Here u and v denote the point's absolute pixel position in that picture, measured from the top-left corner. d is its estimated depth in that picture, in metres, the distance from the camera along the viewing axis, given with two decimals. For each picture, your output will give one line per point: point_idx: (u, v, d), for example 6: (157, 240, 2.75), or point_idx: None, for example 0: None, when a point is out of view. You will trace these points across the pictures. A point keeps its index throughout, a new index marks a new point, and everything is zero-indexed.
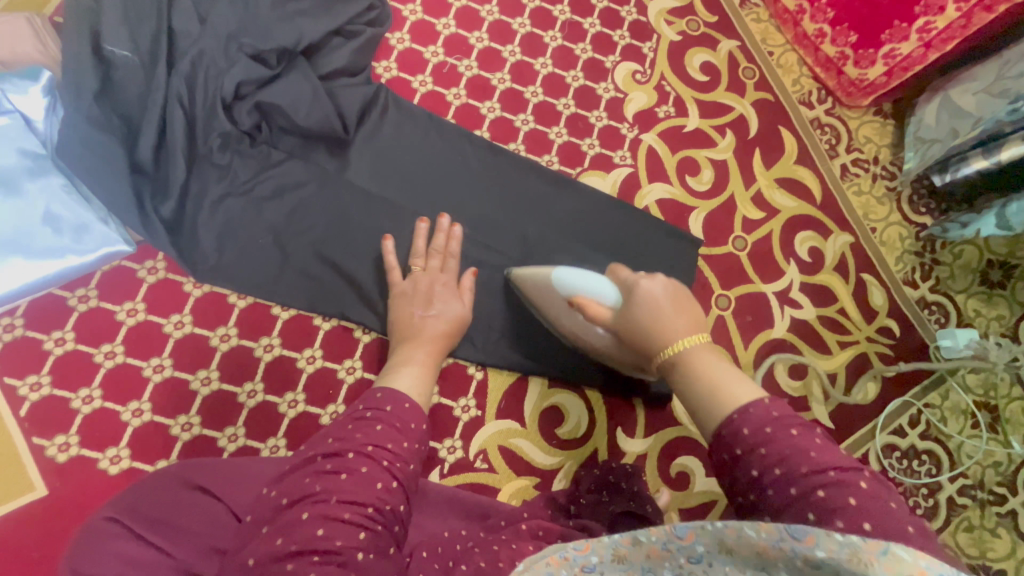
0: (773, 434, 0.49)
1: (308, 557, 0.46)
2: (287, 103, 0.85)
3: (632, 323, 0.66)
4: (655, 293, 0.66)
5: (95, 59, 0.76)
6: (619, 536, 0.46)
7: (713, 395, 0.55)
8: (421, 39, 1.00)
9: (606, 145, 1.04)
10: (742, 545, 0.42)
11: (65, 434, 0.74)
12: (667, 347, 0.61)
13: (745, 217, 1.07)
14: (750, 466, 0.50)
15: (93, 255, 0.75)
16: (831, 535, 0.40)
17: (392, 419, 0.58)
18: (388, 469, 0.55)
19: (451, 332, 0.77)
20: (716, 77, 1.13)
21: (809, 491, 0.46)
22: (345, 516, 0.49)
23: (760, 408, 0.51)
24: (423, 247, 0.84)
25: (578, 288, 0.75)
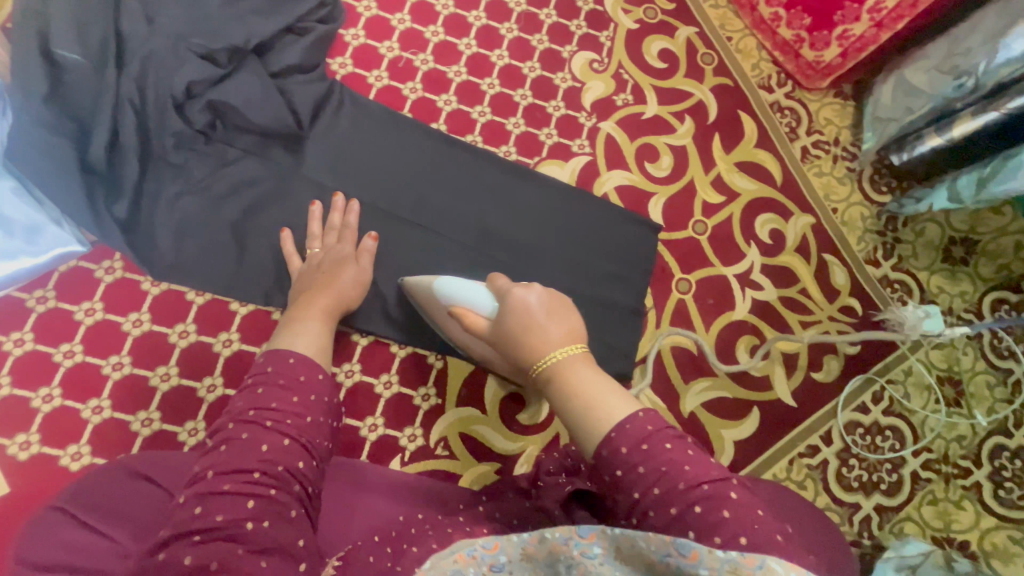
0: (648, 452, 0.52)
1: (191, 536, 0.48)
2: (239, 101, 0.86)
3: (508, 332, 0.67)
4: (527, 304, 0.67)
5: (44, 62, 0.77)
6: (527, 537, 0.55)
7: (590, 410, 0.57)
8: (377, 34, 1.01)
9: (564, 134, 1.05)
10: (634, 552, 0.50)
11: (25, 432, 0.75)
12: (545, 360, 0.62)
13: (705, 202, 1.08)
14: (632, 490, 0.52)
15: (49, 255, 0.77)
16: (713, 553, 0.46)
17: (275, 380, 0.61)
18: (270, 433, 0.57)
19: (347, 296, 0.79)
20: (674, 64, 1.14)
21: (687, 509, 0.49)
22: (225, 488, 0.52)
23: (636, 422, 0.54)
24: (319, 228, 0.86)
25: (457, 298, 0.75)
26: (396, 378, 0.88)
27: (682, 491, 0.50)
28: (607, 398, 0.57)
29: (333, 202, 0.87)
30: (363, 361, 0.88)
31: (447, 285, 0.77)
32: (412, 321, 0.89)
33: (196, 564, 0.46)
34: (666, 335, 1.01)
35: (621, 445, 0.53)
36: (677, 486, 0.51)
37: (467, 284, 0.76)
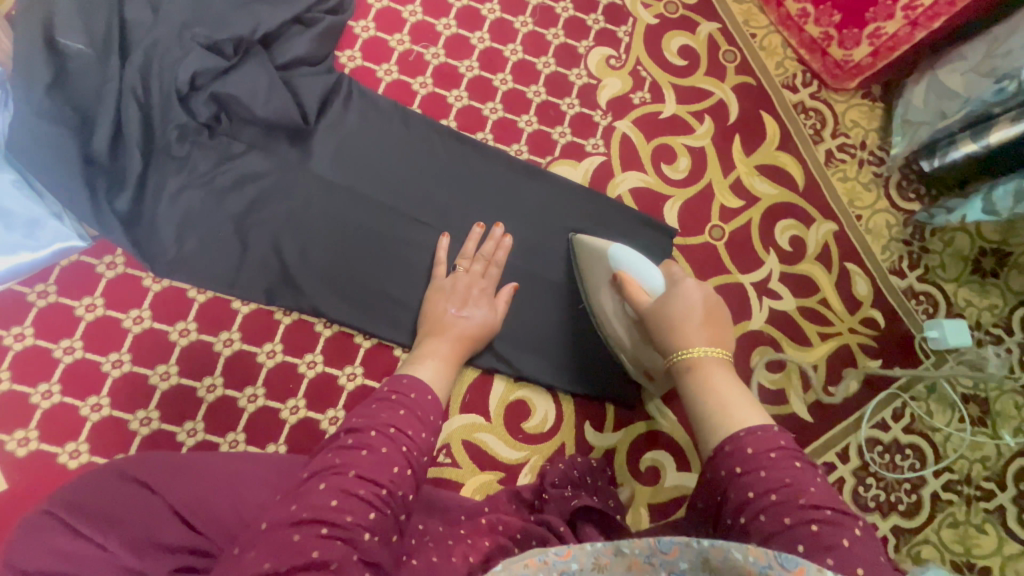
0: (775, 460, 0.52)
1: (316, 526, 0.48)
2: (245, 93, 0.84)
3: (666, 314, 0.70)
4: (694, 298, 0.70)
5: (48, 51, 0.75)
6: (600, 545, 0.48)
7: (722, 410, 0.58)
8: (387, 27, 0.98)
9: (579, 133, 1.01)
10: (727, 567, 0.44)
11: (25, 428, 0.74)
12: (687, 350, 0.65)
13: (723, 206, 1.04)
14: (747, 490, 0.51)
15: (48, 250, 0.75)
16: (824, 572, 0.42)
17: (415, 407, 0.62)
18: (404, 456, 0.57)
19: (474, 337, 0.80)
20: (695, 61, 1.10)
21: (801, 524, 0.47)
22: (358, 492, 0.52)
23: (768, 432, 0.54)
24: (472, 250, 0.87)
25: (626, 267, 0.80)
26: None
27: (802, 506, 0.48)
28: (739, 405, 0.58)
29: (491, 231, 0.88)
30: (366, 363, 0.85)
31: (623, 254, 0.82)
32: (514, 342, 0.89)
33: (319, 560, 0.46)
34: None
35: (748, 446, 0.53)
36: (797, 500, 0.48)
37: (642, 264, 0.80)
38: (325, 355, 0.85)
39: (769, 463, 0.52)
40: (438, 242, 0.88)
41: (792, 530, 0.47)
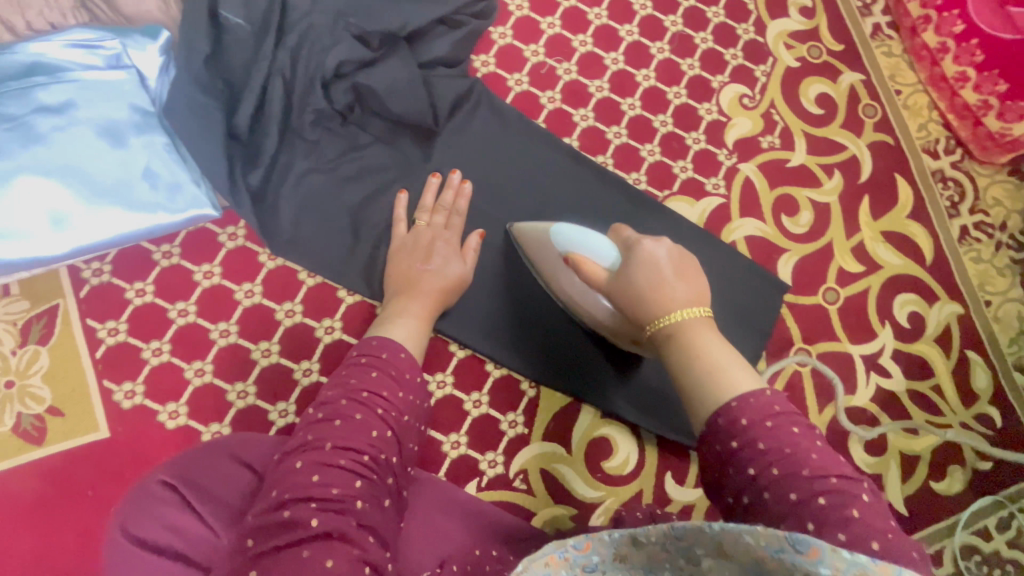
0: (773, 430, 0.48)
1: (306, 503, 0.51)
2: (383, 87, 0.84)
3: (632, 280, 0.64)
4: (656, 255, 0.65)
5: (210, 23, 0.77)
6: (618, 534, 0.44)
7: (711, 378, 0.53)
8: (524, 36, 0.96)
9: (701, 170, 0.97)
10: (741, 552, 0.40)
11: (132, 381, 0.76)
12: (664, 317, 0.60)
13: (841, 269, 0.98)
14: (748, 465, 0.48)
15: (183, 216, 0.74)
16: (838, 552, 0.36)
17: (387, 367, 0.64)
18: (380, 418, 0.60)
19: (446, 290, 0.78)
20: (832, 111, 1.04)
21: (811, 499, 0.44)
22: (341, 463, 0.55)
23: (761, 398, 0.50)
24: (430, 202, 0.84)
25: (572, 247, 0.73)
26: (486, 399, 0.84)
27: (807, 478, 0.45)
28: (730, 369, 0.53)
29: (450, 178, 0.84)
30: (456, 374, 0.84)
31: (563, 233, 0.75)
32: (544, 349, 0.85)
33: (320, 530, 0.49)
34: None
35: (741, 417, 0.49)
36: (800, 472, 0.46)
37: (586, 235, 0.73)
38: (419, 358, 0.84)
39: (767, 434, 0.48)
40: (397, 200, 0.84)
41: (799, 507, 0.44)
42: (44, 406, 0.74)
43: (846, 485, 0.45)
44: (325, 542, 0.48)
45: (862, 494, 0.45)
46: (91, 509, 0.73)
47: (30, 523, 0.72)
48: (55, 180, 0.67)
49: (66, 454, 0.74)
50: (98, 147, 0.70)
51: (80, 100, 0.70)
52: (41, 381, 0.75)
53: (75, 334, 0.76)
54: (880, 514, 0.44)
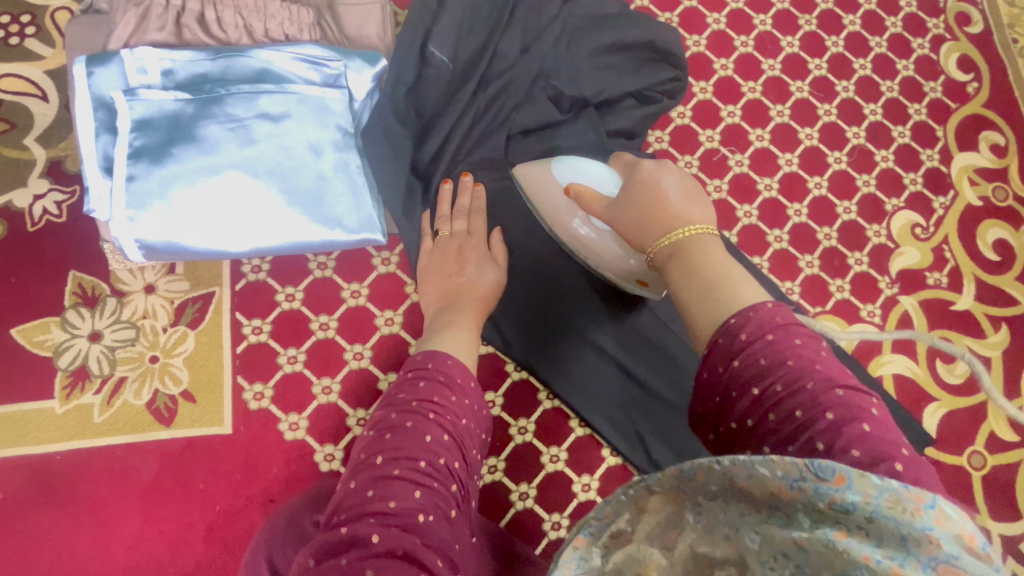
0: (776, 343, 0.42)
1: (364, 519, 0.44)
2: (563, 147, 0.82)
3: (633, 204, 0.56)
4: (659, 176, 0.56)
5: (419, 57, 0.78)
6: (633, 489, 0.38)
7: (713, 289, 0.47)
8: (703, 120, 0.95)
9: (858, 293, 0.92)
10: (758, 489, 0.34)
11: (263, 383, 0.77)
12: (665, 236, 0.52)
13: (993, 433, 0.89)
14: (748, 385, 0.42)
15: (355, 237, 0.74)
16: (867, 477, 0.32)
17: (436, 376, 0.58)
18: (435, 423, 0.53)
19: (487, 301, 0.73)
20: (1010, 260, 0.96)
21: (816, 415, 0.39)
22: (397, 473, 0.48)
23: (762, 313, 0.44)
24: (448, 209, 0.78)
25: (576, 179, 0.69)
26: (596, 484, 0.79)
27: (812, 391, 0.40)
28: (738, 281, 0.47)
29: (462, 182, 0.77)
30: (571, 451, 0.80)
31: (566, 166, 0.72)
32: (660, 444, 0.78)
33: (381, 548, 0.42)
34: None
35: (741, 332, 0.43)
36: (806, 387, 0.40)
37: (586, 169, 0.70)
38: (537, 425, 0.81)
39: (769, 349, 0.42)
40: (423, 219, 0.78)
41: (807, 426, 0.39)
42: (180, 388, 0.75)
43: (852, 399, 0.39)
44: (389, 560, 0.41)
45: (870, 408, 0.39)
46: (199, 502, 0.73)
47: (142, 503, 0.72)
48: (260, 182, 0.70)
49: (188, 441, 0.74)
50: (301, 160, 0.71)
51: (295, 113, 0.71)
52: (182, 364, 0.76)
53: (223, 325, 0.78)
54: (891, 427, 0.39)
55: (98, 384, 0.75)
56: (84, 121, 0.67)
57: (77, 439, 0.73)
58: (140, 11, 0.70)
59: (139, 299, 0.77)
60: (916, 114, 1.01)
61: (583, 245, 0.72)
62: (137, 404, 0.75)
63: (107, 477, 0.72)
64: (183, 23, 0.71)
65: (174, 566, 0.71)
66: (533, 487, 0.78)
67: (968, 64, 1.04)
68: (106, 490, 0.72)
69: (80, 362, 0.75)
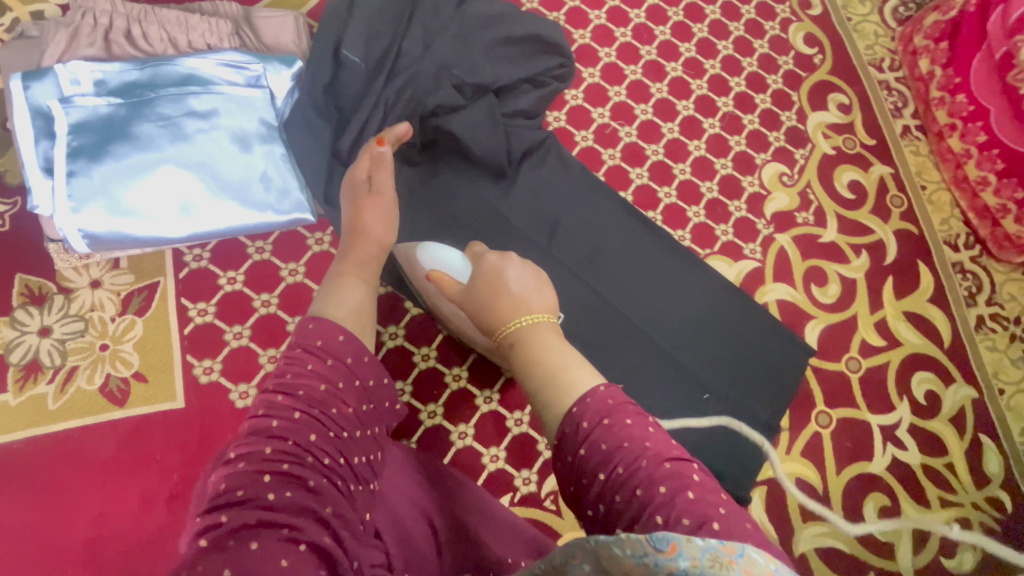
0: (610, 426, 0.52)
1: (217, 508, 0.45)
2: (468, 128, 0.94)
3: (481, 292, 0.71)
4: (499, 267, 0.73)
5: (334, 60, 0.88)
6: None
7: (552, 379, 0.58)
8: (593, 100, 1.09)
9: (740, 235, 1.07)
10: (614, 567, 0.42)
11: (212, 359, 0.84)
12: (510, 324, 0.66)
13: (864, 341, 1.05)
14: (598, 469, 0.51)
15: (286, 217, 0.84)
16: (692, 541, 0.42)
17: (294, 351, 0.58)
18: (286, 404, 0.53)
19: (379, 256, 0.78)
20: (862, 197, 1.14)
21: (652, 487, 0.47)
22: (245, 463, 0.48)
23: (597, 398, 0.54)
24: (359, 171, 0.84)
25: (436, 265, 0.81)
26: (527, 419, 0.90)
27: (646, 468, 0.49)
28: (575, 372, 0.58)
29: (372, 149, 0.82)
30: (502, 392, 0.90)
31: (428, 251, 0.83)
32: None
33: (234, 525, 0.43)
34: (794, 463, 0.97)
35: (582, 420, 0.53)
36: (642, 466, 0.49)
37: (444, 252, 0.82)
38: (470, 372, 0.91)
39: (606, 432, 0.52)
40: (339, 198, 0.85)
41: (646, 499, 0.47)
42: (131, 370, 0.81)
43: (676, 468, 0.49)
44: (243, 532, 0.43)
45: (692, 474, 0.49)
46: (157, 474, 0.78)
47: (102, 479, 0.77)
48: (190, 172, 0.78)
49: (144, 419, 0.80)
50: (228, 150, 0.80)
51: (222, 110, 0.80)
52: (132, 348, 0.82)
53: (169, 311, 0.85)
54: (712, 491, 0.48)
55: (50, 374, 0.80)
56: (22, 129, 0.74)
57: (33, 427, 0.78)
58: (70, 31, 0.78)
59: (86, 293, 0.83)
60: (773, 83, 1.18)
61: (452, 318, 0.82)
62: (90, 389, 0.80)
63: (65, 459, 0.77)
64: (111, 39, 0.79)
65: (137, 534, 0.76)
66: (471, 427, 0.88)
67: (812, 40, 1.24)
68: (64, 471, 0.77)
69: (32, 356, 0.80)
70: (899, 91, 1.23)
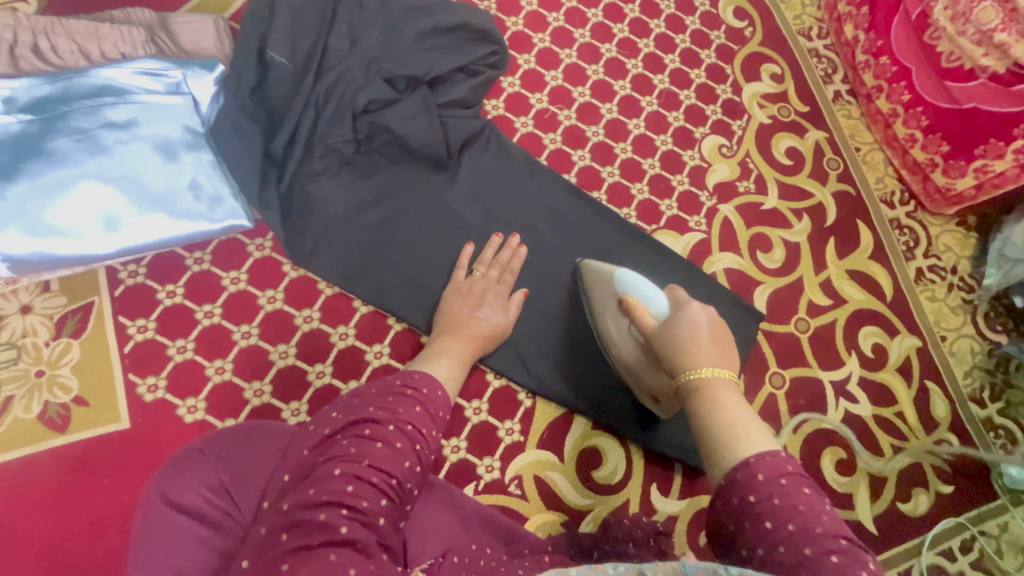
0: (788, 486, 0.50)
1: (338, 510, 0.53)
2: (404, 121, 0.93)
3: (672, 335, 0.70)
4: (699, 319, 0.70)
5: (258, 61, 0.87)
6: (624, 567, 0.43)
7: (727, 431, 0.56)
8: (530, 86, 1.09)
9: (684, 209, 1.09)
10: None
11: (155, 375, 0.82)
12: (693, 370, 0.64)
13: (811, 301, 1.08)
14: (765, 518, 0.49)
15: (220, 225, 0.83)
16: None
17: (426, 405, 0.66)
18: (416, 452, 0.61)
19: (485, 339, 0.84)
20: (800, 163, 1.17)
21: (823, 555, 0.45)
22: (373, 480, 0.56)
23: (776, 458, 0.53)
24: (489, 257, 0.92)
25: (631, 291, 0.82)
26: (486, 407, 0.90)
27: (821, 534, 0.46)
28: (752, 429, 0.56)
29: (510, 241, 0.93)
30: (459, 383, 0.91)
31: (625, 279, 0.84)
32: (539, 359, 0.92)
33: (348, 537, 0.51)
34: None
35: (759, 473, 0.52)
36: (815, 529, 0.47)
37: (645, 286, 0.82)
38: None
39: (780, 490, 0.50)
40: (462, 249, 0.92)
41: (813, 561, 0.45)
42: (70, 395, 0.79)
43: (853, 548, 0.46)
44: (349, 545, 0.50)
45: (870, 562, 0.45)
46: (103, 498, 0.76)
47: (46, 508, 0.75)
48: (113, 188, 0.76)
49: (86, 443, 0.77)
50: (152, 162, 0.79)
51: (141, 120, 0.79)
52: (70, 372, 0.80)
53: (107, 330, 0.82)
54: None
55: None
56: None
57: None
58: None
59: (16, 320, 0.81)
60: (707, 58, 1.21)
61: (617, 341, 0.84)
62: (27, 417, 0.77)
63: (5, 492, 0.75)
64: (17, 54, 0.76)
65: (86, 561, 0.74)
66: None
67: (741, 14, 1.26)
68: (6, 503, 0.74)
69: None
70: (828, 58, 1.27)
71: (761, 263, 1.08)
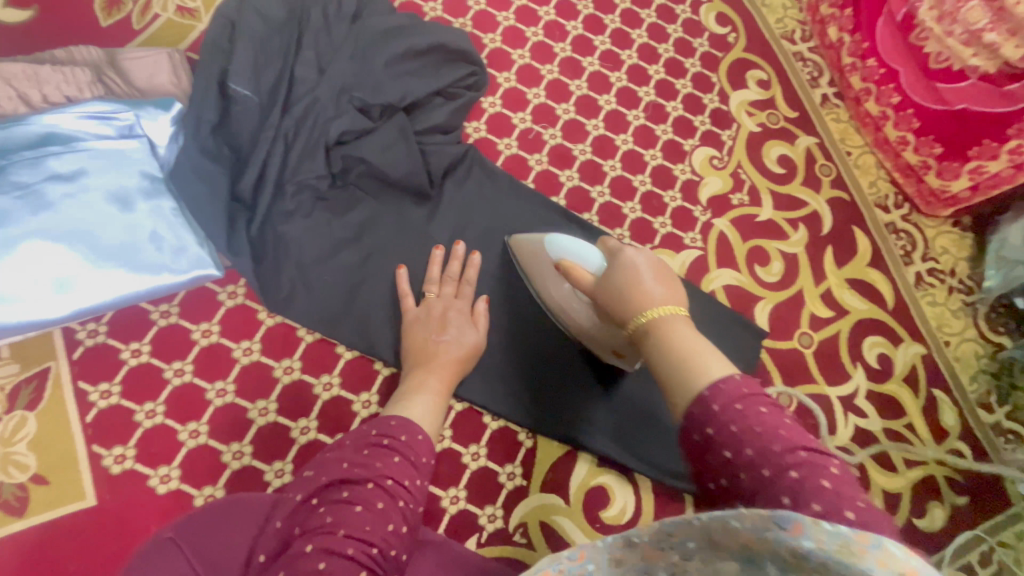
0: (742, 411, 0.48)
1: None
2: (380, 152, 0.88)
3: (611, 285, 0.67)
4: (636, 262, 0.67)
5: (220, 95, 0.80)
6: (612, 539, 0.43)
7: (684, 363, 0.54)
8: (512, 105, 1.05)
9: (678, 226, 1.05)
10: (730, 540, 0.38)
11: (123, 445, 0.75)
12: (642, 312, 0.61)
13: (812, 314, 1.05)
14: (723, 448, 0.48)
15: (185, 276, 0.76)
16: (819, 525, 0.36)
17: (407, 453, 0.60)
18: (400, 511, 0.55)
19: (462, 360, 0.78)
20: (792, 170, 1.14)
21: (782, 473, 0.44)
22: (348, 552, 0.50)
23: (731, 383, 0.50)
24: (438, 273, 0.86)
25: (565, 253, 0.79)
26: (484, 451, 0.85)
27: (777, 453, 0.45)
28: (706, 355, 0.54)
29: (455, 251, 0.87)
30: (454, 427, 0.85)
31: (557, 242, 0.81)
32: (538, 396, 0.87)
33: None
34: None
35: (714, 403, 0.49)
36: (772, 448, 0.46)
37: (579, 244, 0.79)
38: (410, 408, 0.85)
39: (737, 416, 0.48)
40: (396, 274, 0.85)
41: (774, 482, 0.45)
42: (28, 474, 0.72)
43: (814, 457, 0.45)
44: None
45: (830, 467, 0.45)
46: None
47: None
48: (62, 244, 0.70)
49: (46, 526, 0.70)
50: (108, 213, 0.73)
51: (90, 168, 0.73)
52: (26, 449, 0.73)
53: (65, 398, 0.75)
54: (851, 483, 0.44)
55: None
56: None
57: None
58: None
59: None
60: (692, 67, 1.17)
61: (565, 307, 0.82)
62: None
63: None
64: None
65: None
66: None
67: (724, 20, 1.23)
68: None
69: None
70: (814, 61, 1.24)
71: (759, 277, 1.05)
